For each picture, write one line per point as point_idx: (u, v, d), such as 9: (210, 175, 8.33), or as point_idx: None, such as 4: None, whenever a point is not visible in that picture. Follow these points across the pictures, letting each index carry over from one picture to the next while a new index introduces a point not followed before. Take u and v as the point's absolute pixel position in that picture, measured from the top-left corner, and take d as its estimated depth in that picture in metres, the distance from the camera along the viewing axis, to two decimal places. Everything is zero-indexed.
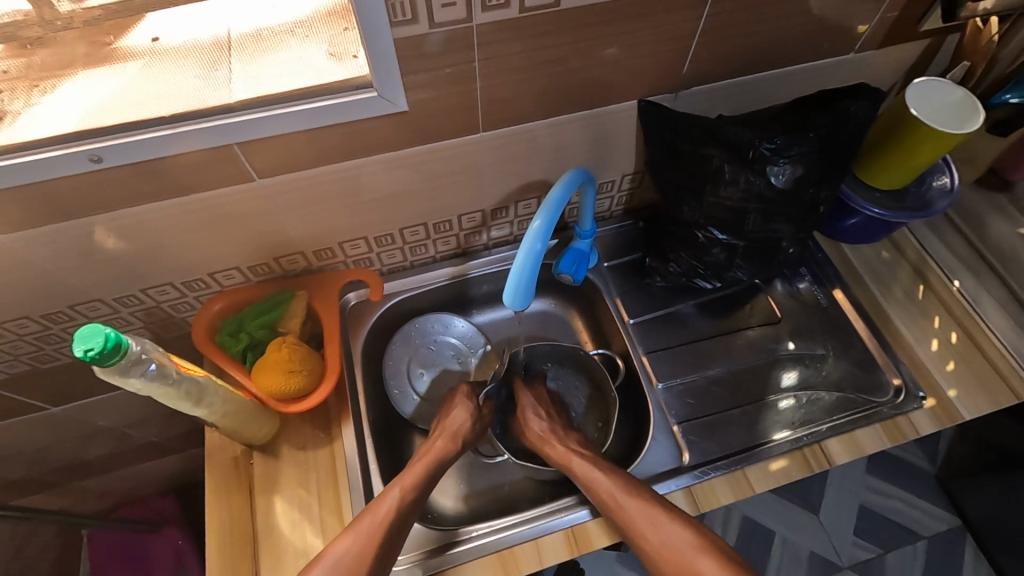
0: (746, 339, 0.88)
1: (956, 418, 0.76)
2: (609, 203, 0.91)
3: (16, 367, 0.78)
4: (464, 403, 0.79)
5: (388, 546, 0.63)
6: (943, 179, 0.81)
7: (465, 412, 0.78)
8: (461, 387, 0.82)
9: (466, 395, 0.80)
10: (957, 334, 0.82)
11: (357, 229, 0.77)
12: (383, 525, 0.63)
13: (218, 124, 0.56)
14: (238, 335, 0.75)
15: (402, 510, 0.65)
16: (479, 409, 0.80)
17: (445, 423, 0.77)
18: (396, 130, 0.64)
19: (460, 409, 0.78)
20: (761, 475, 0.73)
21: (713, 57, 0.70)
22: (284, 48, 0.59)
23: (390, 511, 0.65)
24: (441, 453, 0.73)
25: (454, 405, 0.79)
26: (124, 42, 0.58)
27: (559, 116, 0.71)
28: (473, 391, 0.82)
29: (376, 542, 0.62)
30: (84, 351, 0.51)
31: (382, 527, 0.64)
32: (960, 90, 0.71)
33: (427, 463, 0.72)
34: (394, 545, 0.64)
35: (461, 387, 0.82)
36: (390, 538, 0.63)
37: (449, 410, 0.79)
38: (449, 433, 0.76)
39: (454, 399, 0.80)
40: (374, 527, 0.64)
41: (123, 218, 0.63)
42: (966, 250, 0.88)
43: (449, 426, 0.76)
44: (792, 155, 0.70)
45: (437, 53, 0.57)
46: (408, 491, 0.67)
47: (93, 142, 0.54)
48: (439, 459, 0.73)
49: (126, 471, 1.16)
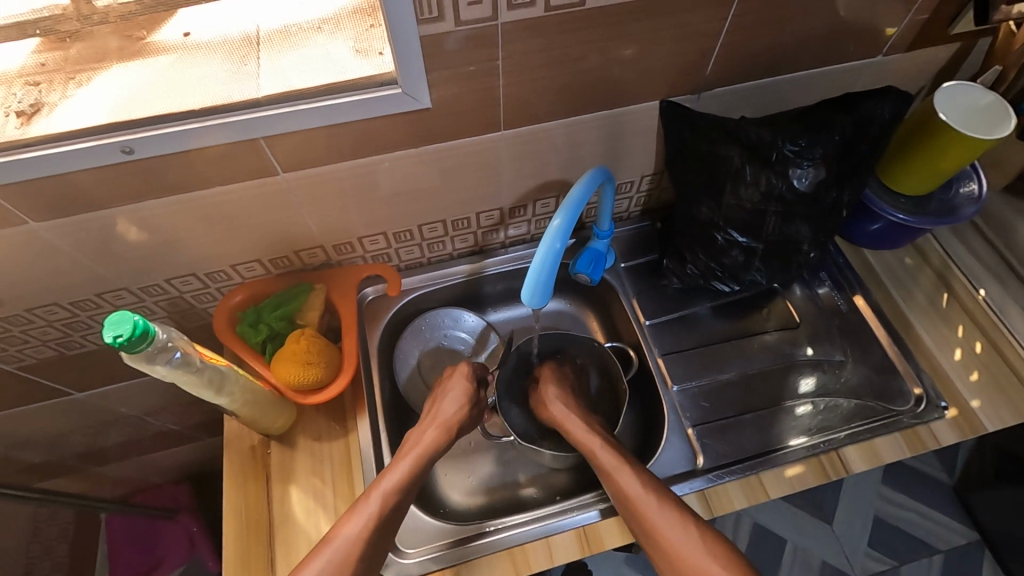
0: (763, 343, 0.88)
1: (979, 429, 0.74)
2: (627, 204, 0.91)
3: (44, 352, 0.80)
4: (459, 391, 0.77)
5: (373, 550, 0.62)
6: (971, 185, 0.79)
7: (459, 395, 0.77)
8: (461, 365, 0.80)
9: (465, 375, 0.79)
10: (981, 344, 0.80)
11: (376, 225, 0.78)
12: (366, 530, 0.62)
13: (244, 117, 0.57)
14: (258, 327, 0.76)
15: (386, 510, 0.64)
16: (473, 397, 0.78)
17: (440, 412, 0.75)
18: (418, 126, 0.64)
19: (453, 395, 0.77)
20: (776, 480, 0.72)
21: (738, 57, 0.69)
22: (310, 43, 0.60)
23: (371, 517, 0.63)
24: (434, 444, 0.72)
25: (450, 386, 0.78)
26: (157, 37, 0.59)
27: (580, 115, 0.71)
28: (473, 371, 0.80)
29: (358, 547, 0.61)
30: (113, 338, 0.52)
31: (368, 518, 0.63)
32: (991, 95, 0.70)
33: (422, 456, 0.70)
34: (379, 549, 0.63)
35: (460, 365, 0.80)
36: (373, 545, 0.62)
37: (444, 398, 0.77)
38: (440, 422, 0.74)
39: (452, 377, 0.79)
40: (362, 516, 0.63)
41: (151, 208, 0.64)
42: (992, 257, 0.86)
43: (440, 415, 0.75)
44: (815, 157, 0.70)
45: (461, 50, 0.57)
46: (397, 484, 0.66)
47: (124, 133, 0.55)
48: (430, 451, 0.71)
49: (144, 458, 1.18)
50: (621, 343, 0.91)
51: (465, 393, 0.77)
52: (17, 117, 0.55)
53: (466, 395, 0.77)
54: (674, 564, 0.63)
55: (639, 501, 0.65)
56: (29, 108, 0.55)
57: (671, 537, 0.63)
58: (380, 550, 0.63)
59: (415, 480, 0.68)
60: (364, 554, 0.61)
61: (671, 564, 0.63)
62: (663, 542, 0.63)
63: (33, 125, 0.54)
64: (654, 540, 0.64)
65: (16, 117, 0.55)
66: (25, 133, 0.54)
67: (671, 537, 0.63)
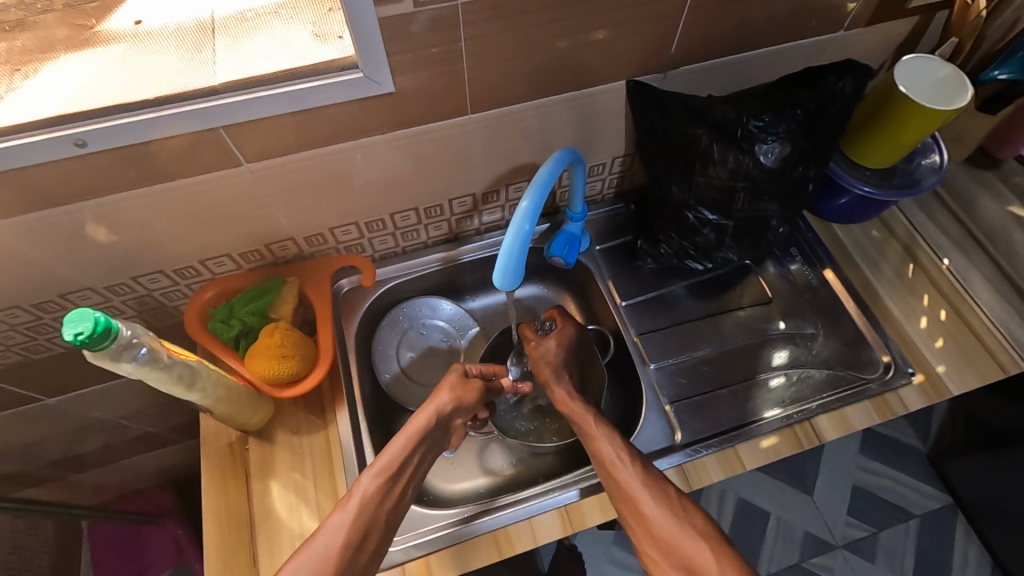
0: (738, 320, 0.89)
1: (944, 393, 0.77)
2: (600, 186, 0.91)
3: (9, 357, 0.78)
4: (447, 382, 0.73)
5: (356, 552, 0.60)
6: (932, 157, 0.81)
7: (453, 381, 0.74)
8: (453, 368, 0.76)
9: (458, 373, 0.75)
10: (946, 312, 0.83)
11: (348, 215, 0.77)
12: (349, 526, 0.60)
13: (201, 107, 0.55)
14: (230, 322, 0.74)
15: (368, 506, 0.62)
16: (466, 388, 0.74)
17: (432, 398, 0.72)
18: (383, 112, 0.63)
19: (446, 387, 0.73)
20: (752, 452, 0.74)
21: (703, 34, 0.69)
22: (267, 29, 0.59)
23: (355, 511, 0.61)
24: (424, 433, 0.68)
25: (442, 383, 0.74)
26: (106, 25, 0.57)
27: (548, 96, 0.70)
28: (467, 368, 0.76)
29: (342, 545, 0.59)
30: (73, 336, 0.51)
31: (351, 516, 0.61)
32: (948, 66, 0.72)
33: (413, 443, 0.67)
34: (365, 547, 0.60)
35: (453, 368, 0.76)
36: (357, 542, 0.60)
37: (439, 386, 0.74)
38: (429, 409, 0.70)
39: (446, 376, 0.75)
40: (345, 514, 0.61)
41: (109, 206, 0.63)
42: (955, 228, 0.88)
43: (433, 401, 0.71)
44: (780, 132, 0.70)
45: (425, 32, 0.57)
46: (380, 477, 0.64)
47: (76, 126, 0.54)
48: (419, 441, 0.68)
49: (124, 462, 1.16)
50: (602, 327, 0.91)
51: (455, 382, 0.74)
52: None
53: (457, 389, 0.73)
54: (655, 542, 0.62)
55: (621, 473, 0.65)
56: None
57: (650, 508, 0.63)
58: (368, 550, 0.61)
59: (401, 473, 0.65)
60: (345, 551, 0.59)
61: (651, 541, 0.63)
62: (645, 513, 0.63)
63: None
64: (635, 515, 0.64)
65: None
66: None
67: (653, 511, 0.63)
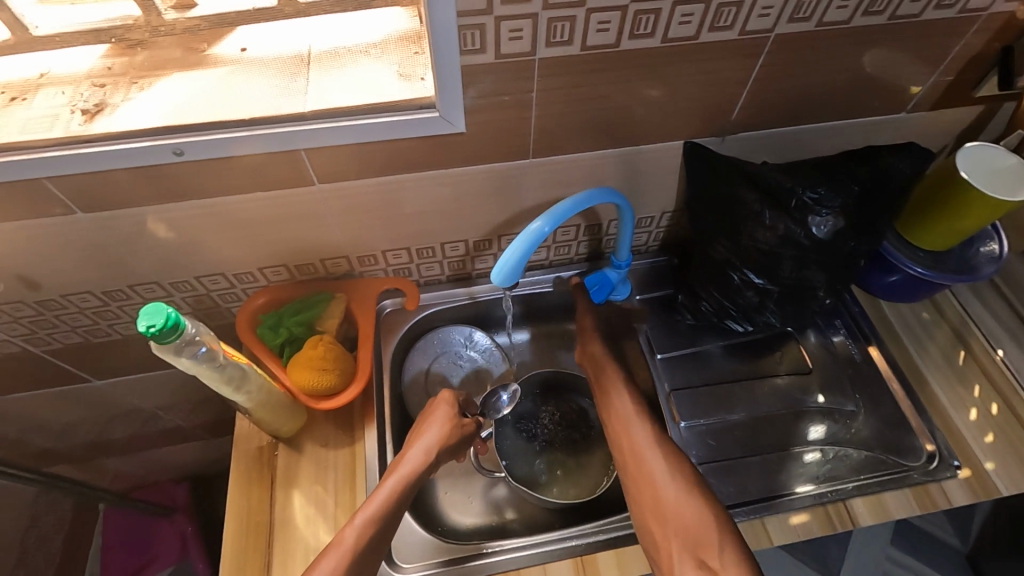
0: (774, 386, 0.87)
1: (993, 492, 0.73)
2: (645, 238, 0.92)
3: (71, 338, 0.83)
4: (441, 419, 0.74)
5: None
6: (992, 245, 0.80)
7: (444, 414, 0.75)
8: (439, 394, 0.77)
9: (448, 402, 0.76)
10: (997, 405, 0.79)
11: (400, 241, 0.80)
12: (342, 563, 0.61)
13: (288, 129, 0.60)
14: (278, 330, 0.78)
15: (365, 543, 0.63)
16: (456, 424, 0.75)
17: (423, 433, 0.73)
18: (449, 149, 0.67)
19: (433, 428, 0.73)
20: (781, 528, 0.72)
21: (763, 105, 0.71)
22: (354, 64, 0.64)
23: (349, 548, 0.62)
24: (416, 471, 0.69)
25: (433, 418, 0.75)
26: (215, 49, 0.63)
27: (606, 149, 0.73)
28: (456, 398, 0.77)
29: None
30: (146, 327, 0.54)
31: (344, 553, 0.62)
32: (1013, 158, 0.71)
33: (406, 484, 0.68)
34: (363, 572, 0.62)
35: (439, 394, 0.77)
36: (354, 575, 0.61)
37: (430, 420, 0.75)
38: (424, 446, 0.71)
39: (437, 407, 0.76)
40: (337, 552, 0.62)
41: (190, 210, 0.68)
42: (1009, 316, 0.86)
43: (422, 438, 0.72)
44: (834, 206, 0.71)
45: (499, 81, 0.60)
46: (372, 516, 0.64)
47: (176, 137, 0.59)
48: (411, 481, 0.68)
49: (149, 452, 1.20)
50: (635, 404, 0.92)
51: (447, 417, 0.75)
52: (82, 115, 0.59)
53: (447, 429, 0.74)
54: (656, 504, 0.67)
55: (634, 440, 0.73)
56: (93, 107, 0.59)
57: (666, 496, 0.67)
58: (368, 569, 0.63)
59: (396, 508, 0.66)
60: None
61: (654, 504, 0.67)
62: (658, 500, 0.67)
63: (95, 122, 0.58)
64: (642, 491, 0.69)
65: (81, 114, 0.59)
66: (86, 130, 0.58)
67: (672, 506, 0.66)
